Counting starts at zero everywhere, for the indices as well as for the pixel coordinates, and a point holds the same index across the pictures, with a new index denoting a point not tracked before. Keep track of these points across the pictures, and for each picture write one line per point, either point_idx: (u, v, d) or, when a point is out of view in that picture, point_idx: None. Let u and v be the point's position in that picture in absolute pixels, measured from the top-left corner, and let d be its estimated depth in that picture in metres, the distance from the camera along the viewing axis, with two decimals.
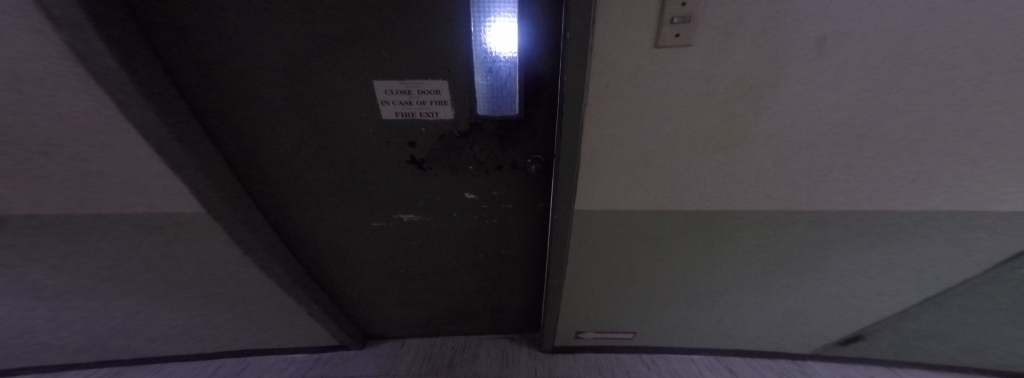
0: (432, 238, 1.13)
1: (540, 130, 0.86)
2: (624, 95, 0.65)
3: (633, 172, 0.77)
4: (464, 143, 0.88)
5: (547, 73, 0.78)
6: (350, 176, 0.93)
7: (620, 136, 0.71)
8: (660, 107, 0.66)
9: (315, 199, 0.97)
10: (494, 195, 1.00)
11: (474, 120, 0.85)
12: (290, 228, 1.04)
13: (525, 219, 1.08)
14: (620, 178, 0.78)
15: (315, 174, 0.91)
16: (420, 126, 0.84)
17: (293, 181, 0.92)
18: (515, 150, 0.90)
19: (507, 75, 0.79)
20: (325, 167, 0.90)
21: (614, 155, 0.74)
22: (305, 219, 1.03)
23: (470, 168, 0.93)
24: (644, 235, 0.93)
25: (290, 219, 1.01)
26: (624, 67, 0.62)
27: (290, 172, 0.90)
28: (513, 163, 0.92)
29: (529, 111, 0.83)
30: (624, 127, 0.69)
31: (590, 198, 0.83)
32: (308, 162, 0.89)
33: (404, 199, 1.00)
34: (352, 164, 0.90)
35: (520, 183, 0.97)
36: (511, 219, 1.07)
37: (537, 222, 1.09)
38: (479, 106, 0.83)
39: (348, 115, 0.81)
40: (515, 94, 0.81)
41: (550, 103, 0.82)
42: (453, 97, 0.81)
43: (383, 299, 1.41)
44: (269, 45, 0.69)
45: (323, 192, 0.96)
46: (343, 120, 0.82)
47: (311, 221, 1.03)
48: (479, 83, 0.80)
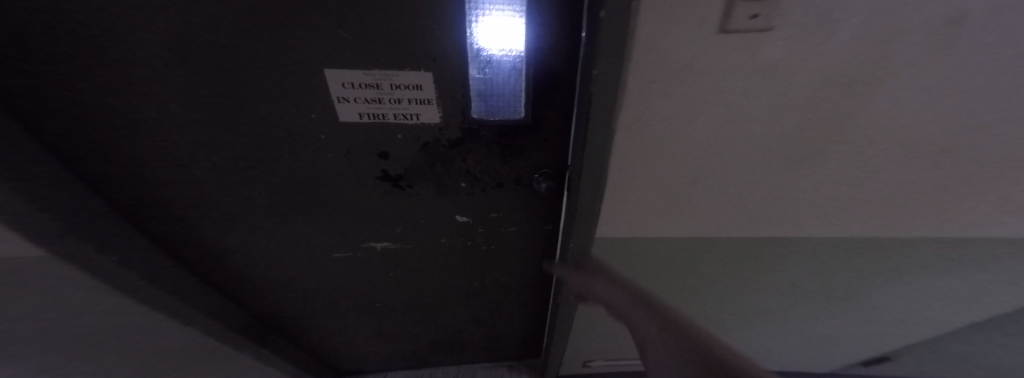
0: (413, 267, 0.93)
1: (552, 139, 0.69)
2: (670, 97, 0.48)
3: (670, 194, 0.61)
4: (454, 156, 0.69)
5: (562, 65, 0.60)
6: (306, 198, 0.72)
7: (662, 152, 0.55)
8: (719, 118, 0.50)
9: (263, 225, 0.76)
10: (492, 217, 0.81)
11: (468, 125, 0.66)
12: (222, 264, 0.80)
13: (527, 243, 0.90)
14: (653, 202, 0.62)
15: (257, 196, 0.70)
16: (396, 133, 0.65)
17: (227, 209, 0.70)
18: (520, 163, 0.72)
19: (514, 70, 0.60)
20: (263, 188, 0.69)
21: (649, 174, 0.58)
22: (247, 253, 0.80)
23: (462, 184, 0.74)
24: (671, 263, 0.78)
25: (221, 253, 0.78)
26: (675, 59, 0.44)
27: (223, 196, 0.68)
28: (517, 179, 0.74)
29: (538, 114, 0.66)
30: (667, 141, 0.53)
31: (615, 223, 0.67)
32: (236, 183, 0.67)
33: (377, 224, 0.80)
34: (307, 182, 0.69)
35: (522, 203, 0.79)
36: (513, 242, 0.89)
37: (543, 245, 0.91)
38: (474, 108, 0.65)
39: (296, 119, 0.60)
40: (521, 93, 0.63)
41: (565, 105, 0.65)
42: (440, 94, 0.61)
43: (356, 334, 1.18)
44: (141, 22, 0.45)
45: (268, 219, 0.74)
46: (283, 127, 0.60)
47: (252, 254, 0.81)
48: (474, 78, 0.61)
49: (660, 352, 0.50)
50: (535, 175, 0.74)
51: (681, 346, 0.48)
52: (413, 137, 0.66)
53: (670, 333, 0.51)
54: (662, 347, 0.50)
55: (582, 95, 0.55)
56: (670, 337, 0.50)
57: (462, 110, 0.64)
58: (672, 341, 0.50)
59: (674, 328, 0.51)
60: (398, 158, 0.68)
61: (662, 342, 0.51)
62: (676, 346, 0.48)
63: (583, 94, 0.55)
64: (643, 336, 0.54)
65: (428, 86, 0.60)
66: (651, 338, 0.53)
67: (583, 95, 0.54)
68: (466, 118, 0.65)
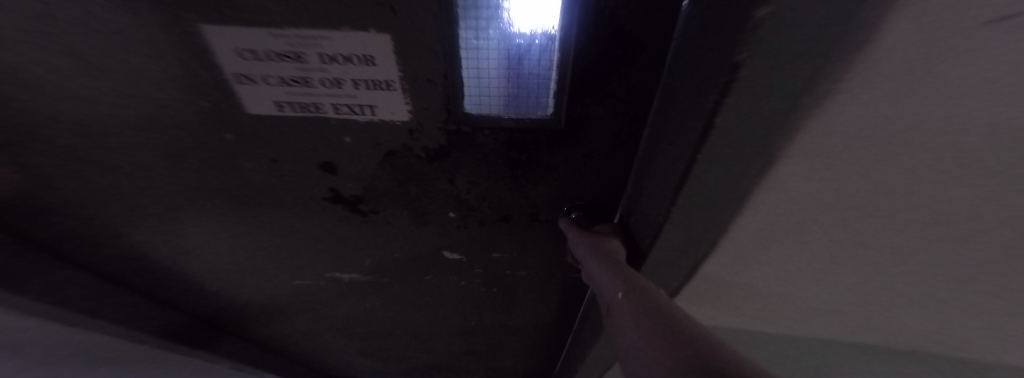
0: (394, 300, 0.73)
1: (597, 154, 0.42)
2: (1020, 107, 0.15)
3: (808, 268, 0.34)
4: (437, 174, 0.45)
5: (635, 22, 0.30)
6: (245, 214, 0.54)
7: (850, 209, 0.26)
8: None
9: (205, 240, 0.59)
10: (495, 260, 0.57)
11: (460, 127, 0.40)
12: (174, 277, 0.68)
13: (543, 290, 0.65)
14: (793, 271, 0.36)
15: (186, 205, 0.53)
16: (347, 136, 0.41)
17: (157, 221, 0.56)
18: (541, 190, 0.45)
19: (542, 28, 0.33)
20: (187, 199, 0.52)
21: (771, 234, 0.31)
22: (198, 268, 0.66)
23: (450, 214, 0.50)
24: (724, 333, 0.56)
25: (168, 267, 0.65)
26: None
27: (144, 203, 0.53)
28: (534, 212, 0.48)
29: (578, 110, 0.38)
30: (867, 191, 0.24)
31: (674, 293, 0.44)
32: (155, 191, 0.50)
33: (341, 252, 0.59)
34: (239, 194, 0.50)
35: (539, 243, 0.53)
36: (523, 289, 0.64)
37: (565, 294, 0.66)
38: (470, 99, 0.38)
39: (195, 108, 0.39)
40: (550, 72, 0.36)
41: (628, 99, 0.37)
42: (409, 72, 0.35)
43: (341, 351, 1.04)
44: None
45: (207, 235, 0.58)
46: (178, 122, 0.40)
47: (203, 269, 0.67)
48: (469, 46, 0.34)
49: (621, 323, 0.31)
50: (562, 207, 0.48)
51: (653, 318, 0.29)
52: (372, 143, 0.42)
53: (640, 301, 0.32)
54: (625, 315, 0.31)
55: (696, 78, 0.25)
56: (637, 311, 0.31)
57: (448, 103, 0.38)
58: (639, 313, 0.30)
59: (650, 299, 0.32)
60: (353, 173, 0.45)
61: (630, 302, 0.32)
62: (644, 316, 0.29)
63: (697, 76, 0.25)
64: (609, 294, 0.36)
65: (387, 58, 0.34)
66: (615, 305, 0.34)
67: (702, 78, 0.24)
68: (457, 114, 0.39)
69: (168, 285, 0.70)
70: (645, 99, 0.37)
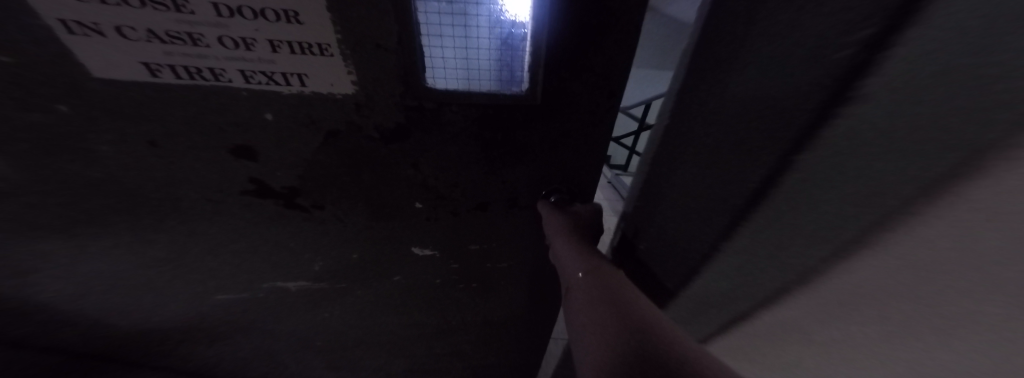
0: (357, 307, 0.65)
1: (575, 134, 0.40)
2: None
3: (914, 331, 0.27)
4: (396, 159, 0.38)
5: None
6: (139, 218, 0.41)
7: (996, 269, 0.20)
8: None
9: (78, 254, 0.45)
10: (468, 252, 0.53)
11: (420, 102, 0.34)
12: (50, 301, 0.53)
13: (523, 280, 0.63)
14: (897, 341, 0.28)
15: (36, 211, 0.39)
16: (268, 113, 0.32)
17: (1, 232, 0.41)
18: (517, 173, 0.42)
19: None
20: (41, 203, 0.38)
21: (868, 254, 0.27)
22: (83, 288, 0.52)
23: (416, 205, 0.44)
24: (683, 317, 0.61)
25: (37, 288, 0.50)
26: None
27: None
28: (510, 198, 0.45)
29: (556, 85, 0.35)
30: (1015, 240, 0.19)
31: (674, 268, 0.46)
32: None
33: (283, 258, 0.50)
34: (119, 193, 0.38)
35: (517, 231, 0.50)
36: (500, 281, 0.62)
37: (544, 283, 0.65)
38: (431, 70, 0.32)
39: (11, 69, 0.27)
40: (525, 41, 0.32)
41: (606, 74, 0.35)
42: (345, 30, 0.27)
43: (298, 372, 0.91)
44: None
45: (85, 248, 0.44)
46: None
47: (90, 290, 0.52)
48: (429, 3, 0.28)
49: (577, 302, 0.32)
50: (540, 190, 0.45)
51: (609, 301, 0.29)
52: (306, 121, 0.33)
53: (599, 284, 0.32)
54: (582, 295, 0.32)
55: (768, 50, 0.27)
56: (595, 292, 0.31)
57: (404, 73, 0.31)
58: (595, 294, 0.31)
59: (609, 282, 0.32)
60: (284, 160, 0.37)
61: (589, 281, 0.32)
62: (601, 299, 0.30)
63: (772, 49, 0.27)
64: (569, 273, 0.36)
65: (310, 10, 0.25)
66: (573, 284, 0.34)
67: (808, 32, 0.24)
68: (414, 87, 0.32)
69: (42, 311, 0.55)
70: (623, 74, 0.35)
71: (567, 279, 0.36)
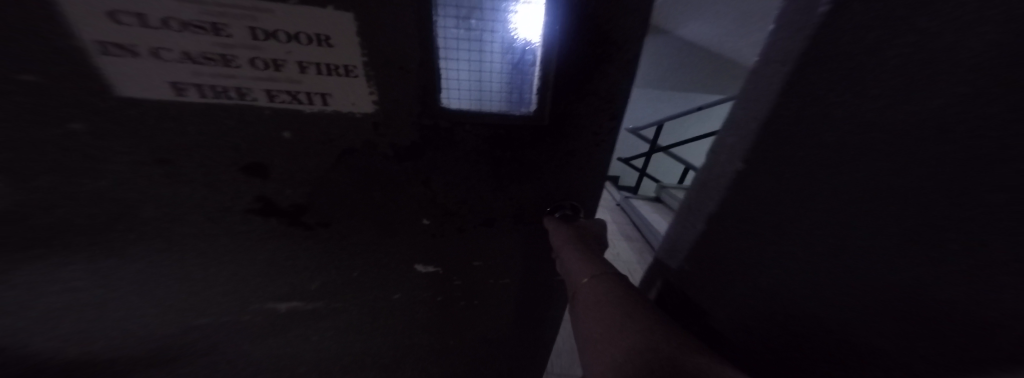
0: (348, 332, 0.61)
1: (580, 152, 0.42)
2: None
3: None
4: (406, 175, 0.39)
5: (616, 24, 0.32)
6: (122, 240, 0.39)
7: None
8: None
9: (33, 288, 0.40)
10: (472, 269, 0.52)
11: (434, 120, 0.35)
12: None
13: (525, 299, 0.62)
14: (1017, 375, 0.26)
15: None
16: (286, 130, 0.33)
17: None
18: (524, 189, 0.43)
19: (527, 24, 0.32)
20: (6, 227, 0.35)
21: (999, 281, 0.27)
22: None
23: (424, 221, 0.44)
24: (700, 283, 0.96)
25: None
26: None
27: None
28: (517, 214, 0.46)
29: (563, 107, 0.37)
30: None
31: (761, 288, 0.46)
32: None
33: (278, 277, 0.48)
34: (104, 215, 0.36)
35: (522, 247, 0.50)
36: (502, 300, 0.61)
37: (547, 303, 0.64)
38: (446, 91, 0.34)
39: (23, 86, 0.26)
40: (536, 68, 0.34)
41: (608, 97, 0.37)
42: (368, 53, 0.29)
43: None
44: None
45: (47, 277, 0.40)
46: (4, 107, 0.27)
47: None
48: (450, 36, 0.31)
49: (584, 309, 0.33)
50: (546, 207, 0.46)
51: (617, 308, 0.30)
52: (321, 138, 0.34)
53: (605, 289, 0.33)
54: (589, 301, 0.33)
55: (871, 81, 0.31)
56: (602, 299, 0.32)
57: (420, 93, 0.33)
58: (603, 300, 0.32)
59: (614, 288, 0.33)
60: (294, 176, 0.37)
61: (595, 286, 0.33)
62: (609, 306, 0.31)
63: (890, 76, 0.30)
64: (575, 279, 0.37)
65: (340, 34, 0.27)
66: (580, 289, 0.35)
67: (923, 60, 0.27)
68: (429, 106, 0.34)
69: None
70: (624, 98, 0.38)
71: (574, 279, 0.36)
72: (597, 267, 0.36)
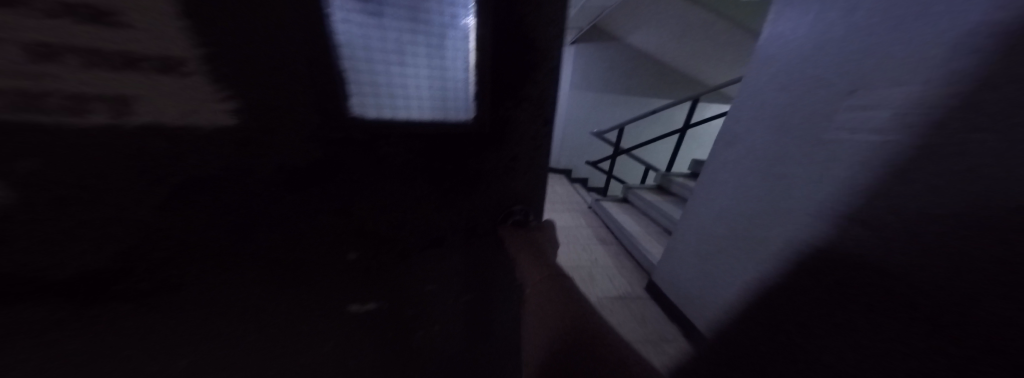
0: None
1: (523, 157, 0.40)
2: None
3: None
4: (311, 208, 0.29)
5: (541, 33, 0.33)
6: None
7: None
8: None
9: None
10: (417, 303, 0.44)
11: (343, 135, 0.27)
12: None
13: (489, 330, 0.54)
14: None
15: None
16: (62, 160, 0.20)
17: None
18: (472, 202, 0.40)
19: (450, 32, 0.30)
20: None
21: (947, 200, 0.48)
22: None
23: (349, 257, 0.34)
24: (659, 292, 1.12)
25: None
26: None
27: None
28: (466, 230, 0.41)
29: (500, 113, 0.36)
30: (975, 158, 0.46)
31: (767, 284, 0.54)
32: None
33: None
34: None
35: (475, 265, 0.45)
36: (456, 341, 0.52)
37: (509, 337, 0.56)
38: (358, 98, 0.27)
39: None
40: (464, 76, 0.32)
41: (542, 102, 0.38)
42: (224, 43, 0.20)
43: None
44: None
45: None
46: None
47: None
48: (359, 36, 0.25)
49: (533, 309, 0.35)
50: (496, 218, 0.43)
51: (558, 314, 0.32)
52: (144, 169, 0.22)
53: (552, 295, 0.34)
54: (537, 304, 0.34)
55: None
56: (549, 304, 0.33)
57: (317, 101, 0.25)
58: (548, 305, 0.33)
59: (560, 294, 0.34)
60: (93, 232, 0.23)
61: (543, 291, 0.35)
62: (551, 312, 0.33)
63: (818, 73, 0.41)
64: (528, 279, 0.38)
65: (173, 17, 0.19)
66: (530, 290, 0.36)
67: None
68: (333, 116, 0.26)
69: None
70: (557, 103, 0.39)
71: (530, 276, 0.37)
72: (546, 269, 0.37)
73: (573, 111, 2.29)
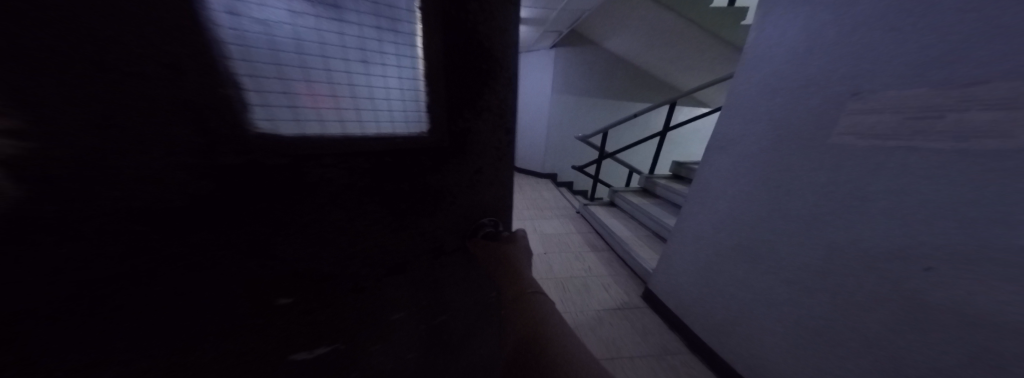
0: None
1: (487, 169, 0.38)
2: None
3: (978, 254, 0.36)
4: (214, 251, 0.23)
5: (495, 46, 0.32)
6: None
7: None
8: None
9: None
10: (377, 342, 0.38)
11: (248, 157, 0.22)
12: None
13: (461, 358, 0.48)
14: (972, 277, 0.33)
15: None
16: None
17: None
18: (434, 221, 0.36)
19: (389, 40, 0.26)
20: None
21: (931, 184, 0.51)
22: None
23: (280, 301, 0.28)
24: (657, 299, 0.96)
25: None
26: None
27: None
28: (430, 251, 0.37)
29: (459, 124, 0.32)
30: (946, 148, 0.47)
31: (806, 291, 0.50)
32: None
33: None
34: None
35: (443, 289, 0.41)
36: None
37: (483, 363, 0.51)
38: (262, 111, 0.22)
39: None
40: (409, 85, 0.28)
41: (501, 113, 0.37)
42: (24, 27, 0.15)
43: None
44: None
45: None
46: None
47: None
48: (264, 42, 0.21)
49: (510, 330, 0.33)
50: (462, 236, 0.40)
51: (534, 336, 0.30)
52: None
53: (530, 313, 0.32)
54: (514, 326, 0.32)
55: None
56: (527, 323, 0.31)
57: (199, 115, 0.19)
58: (525, 325, 0.31)
59: (538, 312, 0.32)
60: None
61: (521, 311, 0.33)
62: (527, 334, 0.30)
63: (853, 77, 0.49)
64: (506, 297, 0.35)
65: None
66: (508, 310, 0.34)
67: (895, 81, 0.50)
68: (230, 134, 0.20)
69: None
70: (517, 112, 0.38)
71: (512, 289, 0.35)
72: (522, 285, 0.35)
73: (555, 117, 2.27)
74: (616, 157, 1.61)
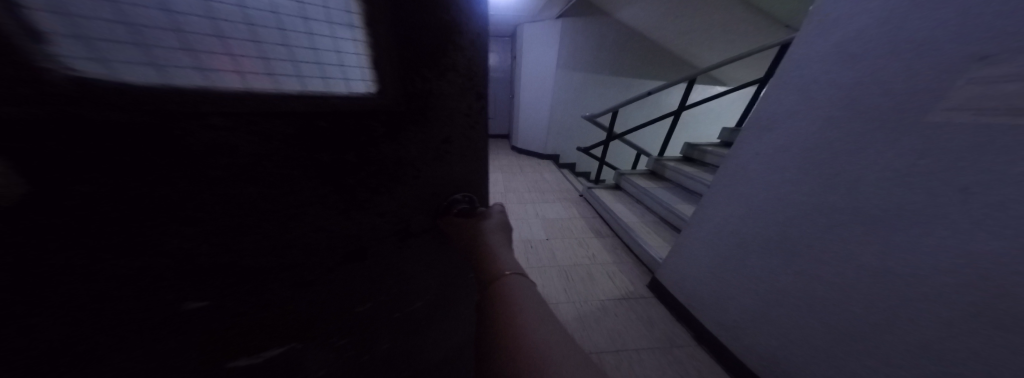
0: None
1: (455, 139, 0.33)
2: None
3: None
4: (50, 250, 0.16)
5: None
6: None
7: None
8: None
9: None
10: (344, 334, 0.34)
11: (58, 113, 0.14)
12: None
13: (441, 341, 0.46)
14: None
15: None
16: None
17: None
18: (396, 198, 0.31)
19: None
20: None
21: None
22: None
23: (192, 302, 0.23)
24: (664, 289, 0.90)
25: None
26: None
27: None
28: (395, 233, 0.33)
29: (416, 84, 0.27)
30: None
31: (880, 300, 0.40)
32: None
33: None
34: None
35: (414, 274, 0.37)
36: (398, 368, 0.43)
37: (461, 346, 0.50)
38: (82, 45, 0.14)
39: None
40: (342, 36, 0.24)
41: (471, 74, 0.32)
42: None
43: None
44: None
45: None
46: None
47: None
48: None
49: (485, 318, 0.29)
50: (430, 215, 0.36)
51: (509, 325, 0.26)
52: None
53: (506, 298, 0.28)
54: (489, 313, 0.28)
55: None
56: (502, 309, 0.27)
57: None
58: (500, 312, 0.27)
59: (515, 296, 0.28)
60: None
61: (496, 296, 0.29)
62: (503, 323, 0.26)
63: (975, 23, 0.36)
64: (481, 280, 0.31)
65: None
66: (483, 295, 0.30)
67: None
68: None
69: None
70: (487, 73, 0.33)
71: (487, 275, 0.31)
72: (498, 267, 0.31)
73: (561, 95, 2.14)
74: (624, 139, 1.50)
